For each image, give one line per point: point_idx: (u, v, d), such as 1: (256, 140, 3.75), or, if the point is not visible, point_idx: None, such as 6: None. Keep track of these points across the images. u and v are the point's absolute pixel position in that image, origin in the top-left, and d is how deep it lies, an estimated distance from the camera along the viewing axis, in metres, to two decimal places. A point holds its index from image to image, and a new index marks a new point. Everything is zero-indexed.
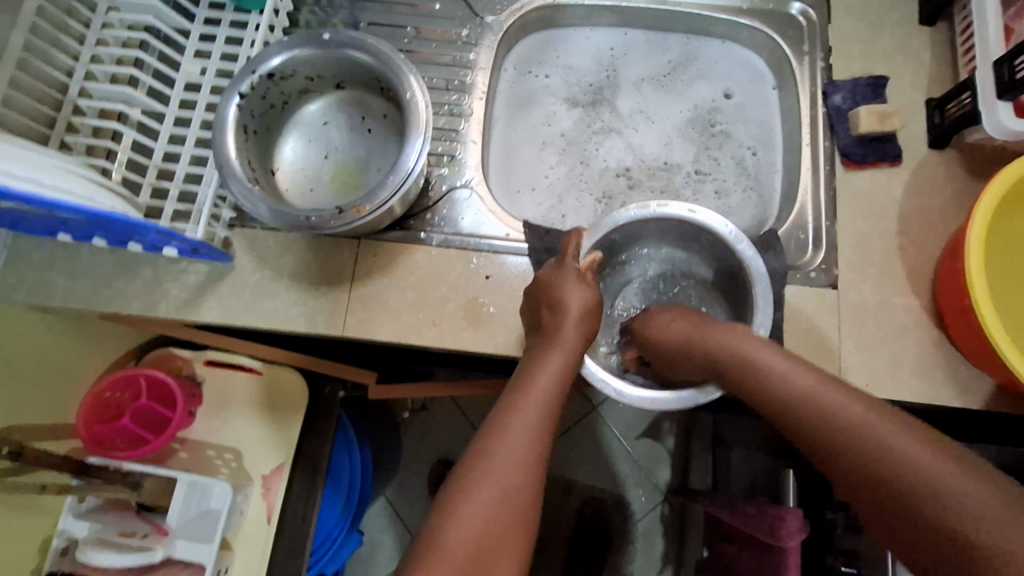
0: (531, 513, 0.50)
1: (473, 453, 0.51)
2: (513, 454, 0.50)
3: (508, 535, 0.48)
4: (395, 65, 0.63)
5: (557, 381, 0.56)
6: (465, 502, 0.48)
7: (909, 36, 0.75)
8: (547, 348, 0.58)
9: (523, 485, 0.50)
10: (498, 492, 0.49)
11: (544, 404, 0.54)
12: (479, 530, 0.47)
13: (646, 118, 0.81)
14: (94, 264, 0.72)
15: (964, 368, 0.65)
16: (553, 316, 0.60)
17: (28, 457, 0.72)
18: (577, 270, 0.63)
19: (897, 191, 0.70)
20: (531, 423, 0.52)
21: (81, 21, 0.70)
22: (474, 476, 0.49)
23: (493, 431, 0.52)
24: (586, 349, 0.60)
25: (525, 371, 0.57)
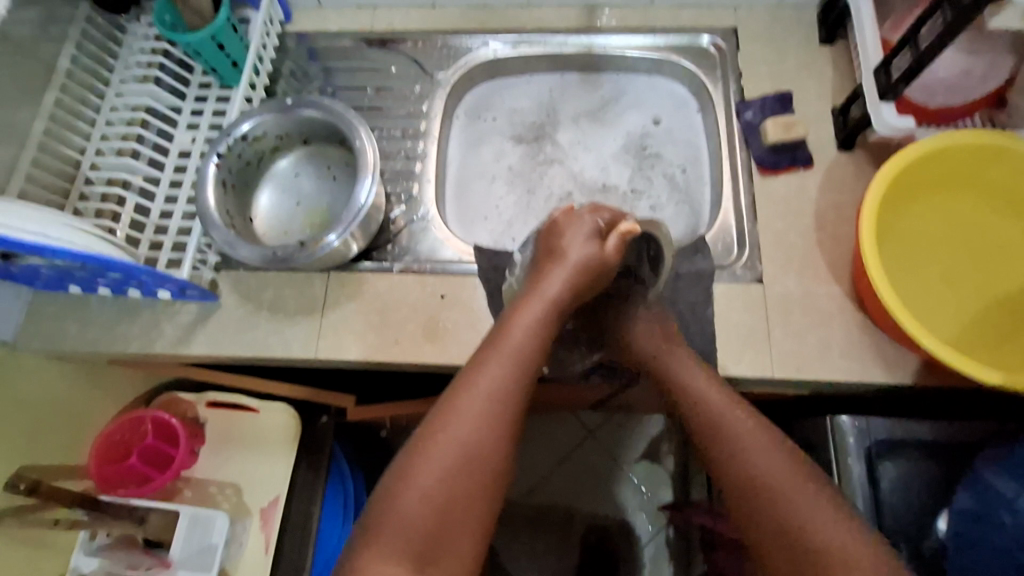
0: (516, 426, 0.58)
1: (469, 370, 0.60)
2: (501, 374, 0.59)
3: (489, 445, 0.57)
4: (348, 119, 0.74)
5: (552, 312, 0.64)
6: (461, 405, 0.58)
7: (811, 54, 0.84)
8: (551, 277, 0.65)
9: (508, 401, 0.58)
10: (487, 406, 0.58)
11: (536, 332, 0.62)
12: (465, 438, 0.56)
13: (584, 148, 0.91)
14: (102, 313, 0.82)
15: (887, 346, 0.70)
16: (555, 257, 0.67)
17: (46, 492, 0.77)
18: (593, 225, 0.68)
19: (811, 191, 0.77)
20: (521, 349, 0.61)
21: (93, 109, 0.83)
22: (465, 392, 0.58)
23: (488, 353, 0.61)
24: (586, 286, 0.66)
25: (526, 303, 0.64)
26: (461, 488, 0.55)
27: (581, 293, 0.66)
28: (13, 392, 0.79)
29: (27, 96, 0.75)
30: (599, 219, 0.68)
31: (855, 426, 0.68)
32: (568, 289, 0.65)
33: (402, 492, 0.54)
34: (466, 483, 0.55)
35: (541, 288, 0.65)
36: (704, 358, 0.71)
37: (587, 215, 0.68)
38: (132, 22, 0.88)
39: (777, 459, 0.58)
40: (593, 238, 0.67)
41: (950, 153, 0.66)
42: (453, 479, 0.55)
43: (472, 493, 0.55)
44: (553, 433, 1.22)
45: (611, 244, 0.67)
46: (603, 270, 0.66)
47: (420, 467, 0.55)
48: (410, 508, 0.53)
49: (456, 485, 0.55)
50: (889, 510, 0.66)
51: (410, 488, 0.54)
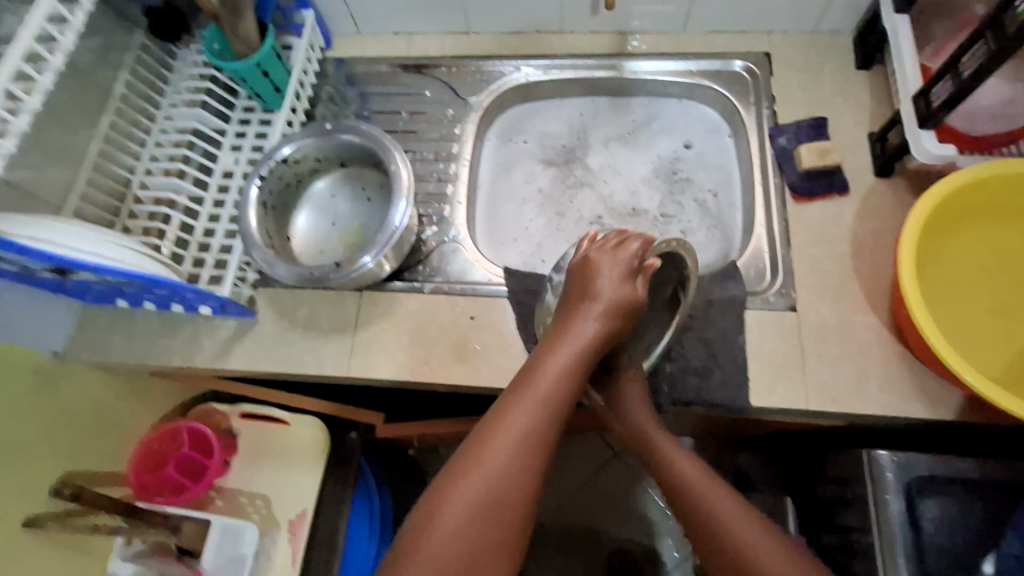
0: (541, 473, 0.57)
1: (499, 412, 0.59)
2: (529, 422, 0.58)
3: (516, 491, 0.55)
4: (384, 144, 0.76)
5: (581, 358, 0.64)
6: (489, 448, 0.57)
7: (847, 79, 0.83)
8: (581, 320, 0.65)
9: (537, 449, 0.57)
10: (517, 448, 0.57)
11: (566, 378, 0.62)
12: (495, 479, 0.55)
13: (615, 171, 0.91)
14: (146, 326, 0.86)
15: (928, 379, 0.68)
16: (586, 299, 0.67)
17: (88, 498, 0.79)
18: (628, 263, 0.68)
19: (847, 218, 0.76)
20: (551, 396, 0.60)
21: (144, 132, 0.88)
22: (495, 432, 0.58)
23: (518, 397, 0.60)
24: (614, 331, 0.66)
25: (557, 346, 0.64)
26: (488, 539, 0.53)
27: (612, 337, 0.66)
28: (63, 400, 0.83)
29: (85, 121, 0.80)
30: (630, 250, 0.69)
31: (894, 461, 0.66)
32: (599, 332, 0.65)
33: (428, 533, 0.53)
34: (492, 529, 0.53)
35: (572, 331, 0.65)
36: (735, 386, 0.70)
37: (623, 251, 0.69)
38: (182, 49, 0.93)
39: (727, 501, 0.59)
40: (627, 279, 0.68)
41: (995, 182, 0.65)
42: (481, 520, 0.53)
43: (500, 542, 0.53)
44: (579, 456, 1.21)
45: (643, 285, 0.68)
46: (631, 308, 0.67)
47: (448, 506, 0.54)
48: (435, 553, 0.52)
49: (485, 531, 0.53)
50: (932, 551, 0.63)
51: (436, 531, 0.53)
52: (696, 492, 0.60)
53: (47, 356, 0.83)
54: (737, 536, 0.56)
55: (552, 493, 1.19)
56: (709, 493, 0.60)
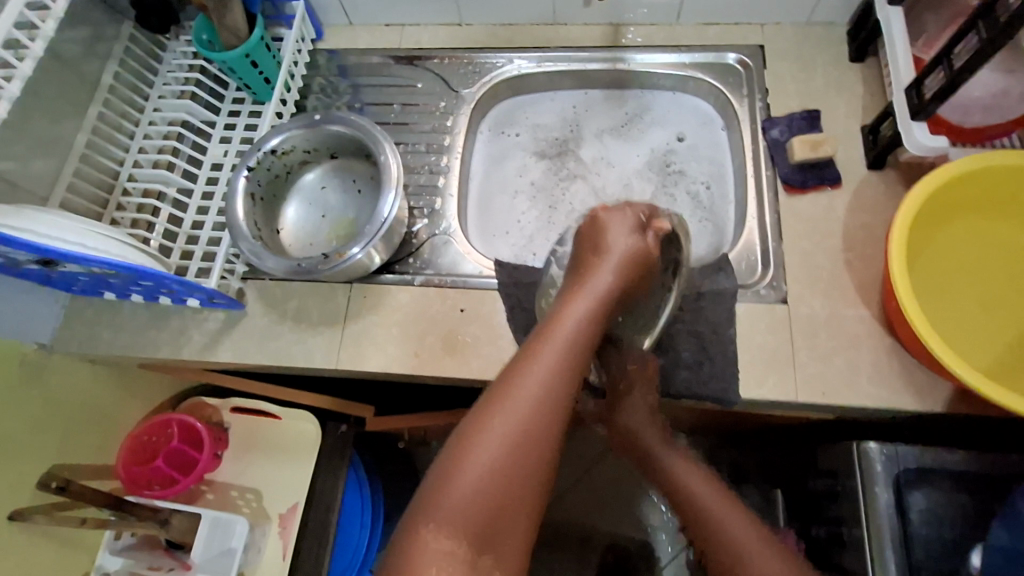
0: (568, 414, 0.56)
1: (523, 355, 0.58)
2: (557, 362, 0.57)
3: (545, 432, 0.54)
4: (373, 135, 0.76)
5: (602, 302, 0.63)
6: (519, 386, 0.55)
7: (841, 71, 0.82)
8: (600, 270, 0.65)
9: (564, 390, 0.56)
10: (543, 388, 0.55)
11: (589, 321, 0.61)
12: (524, 419, 0.53)
13: (607, 163, 0.91)
14: (134, 318, 0.85)
15: (918, 373, 0.67)
16: (601, 250, 0.66)
17: (75, 492, 0.78)
18: (636, 218, 0.69)
19: (839, 211, 0.75)
20: (577, 339, 0.59)
21: (133, 123, 0.87)
22: (520, 374, 0.56)
23: (541, 339, 0.59)
24: (631, 277, 0.65)
25: (577, 293, 0.63)
26: (517, 478, 0.52)
27: (634, 282, 0.66)
28: (51, 393, 0.82)
29: (72, 111, 0.79)
30: (636, 211, 0.70)
31: (884, 454, 0.66)
32: (618, 279, 0.64)
33: (458, 473, 0.51)
34: (520, 468, 0.52)
35: (593, 280, 0.64)
36: (725, 379, 0.69)
37: (630, 209, 0.69)
38: (172, 40, 0.92)
39: (712, 495, 0.65)
40: (637, 232, 0.68)
41: (985, 174, 0.64)
42: (510, 459, 0.52)
43: (528, 481, 0.52)
44: (572, 450, 1.21)
45: (652, 237, 0.68)
46: (648, 258, 0.67)
47: (477, 446, 0.52)
48: (467, 491, 0.50)
49: (515, 469, 0.52)
50: (920, 544, 0.63)
51: (466, 471, 0.51)
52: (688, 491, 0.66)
53: (33, 348, 0.82)
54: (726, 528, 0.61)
55: None
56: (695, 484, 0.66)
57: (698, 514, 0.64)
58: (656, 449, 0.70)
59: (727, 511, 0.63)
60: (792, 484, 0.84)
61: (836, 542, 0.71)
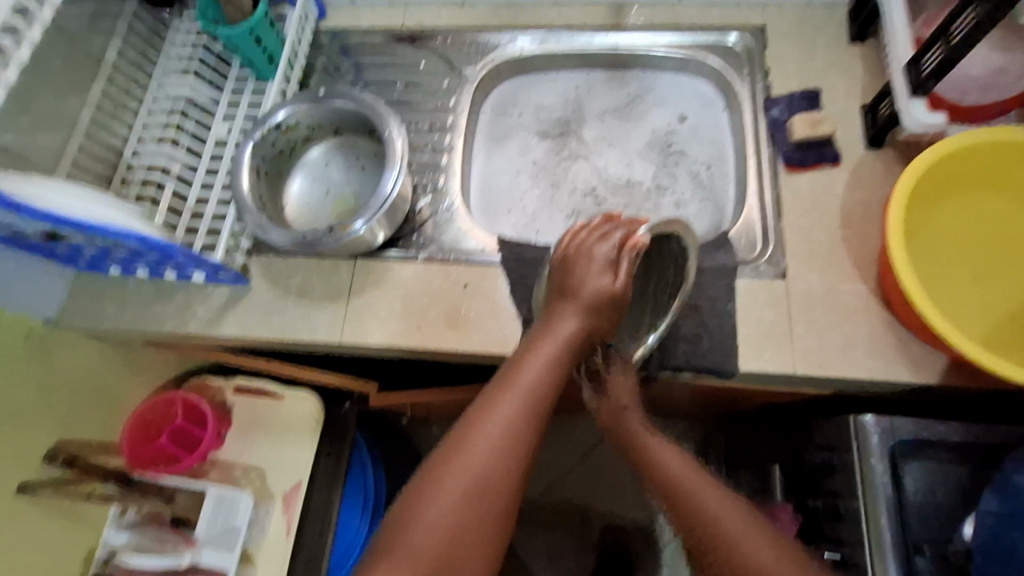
0: (523, 465, 0.59)
1: (475, 413, 0.60)
2: (509, 421, 0.59)
3: (497, 488, 0.56)
4: (377, 110, 0.76)
5: (562, 358, 0.65)
6: (472, 446, 0.58)
7: (841, 52, 0.83)
8: (564, 316, 0.66)
9: (519, 445, 0.59)
10: (498, 442, 0.58)
11: (549, 371, 0.63)
12: (479, 471, 0.56)
13: (608, 143, 0.92)
14: (139, 293, 0.86)
15: (914, 346, 0.69)
16: (569, 294, 0.67)
17: (78, 468, 0.84)
18: (608, 256, 0.68)
19: (838, 188, 0.76)
20: (533, 394, 0.61)
21: (137, 100, 0.88)
22: (477, 428, 0.59)
23: (501, 391, 0.61)
24: (594, 327, 0.67)
25: (539, 343, 0.65)
26: (468, 538, 0.54)
27: (593, 329, 0.68)
28: (56, 367, 0.83)
29: (76, 85, 0.79)
30: (611, 241, 0.69)
31: (879, 426, 0.67)
32: (579, 328, 0.66)
33: (412, 526, 0.54)
34: (471, 524, 0.54)
35: (553, 328, 0.66)
36: (724, 352, 0.71)
37: (600, 244, 0.69)
38: (176, 18, 0.92)
39: (712, 494, 0.61)
40: (606, 272, 0.67)
41: (982, 150, 0.65)
42: (463, 512, 0.54)
43: (478, 540, 0.54)
44: (572, 432, 1.22)
45: (624, 274, 0.67)
46: (612, 305, 0.68)
47: (427, 505, 0.54)
48: (420, 545, 0.53)
49: (468, 522, 0.54)
50: (913, 512, 0.65)
51: (421, 522, 0.54)
52: (672, 473, 0.64)
53: (39, 323, 0.82)
54: (708, 510, 0.59)
55: (545, 469, 1.20)
56: (686, 473, 0.64)
57: (685, 499, 0.61)
58: (641, 433, 0.69)
59: (708, 493, 0.61)
60: (788, 461, 0.85)
61: (832, 514, 0.73)
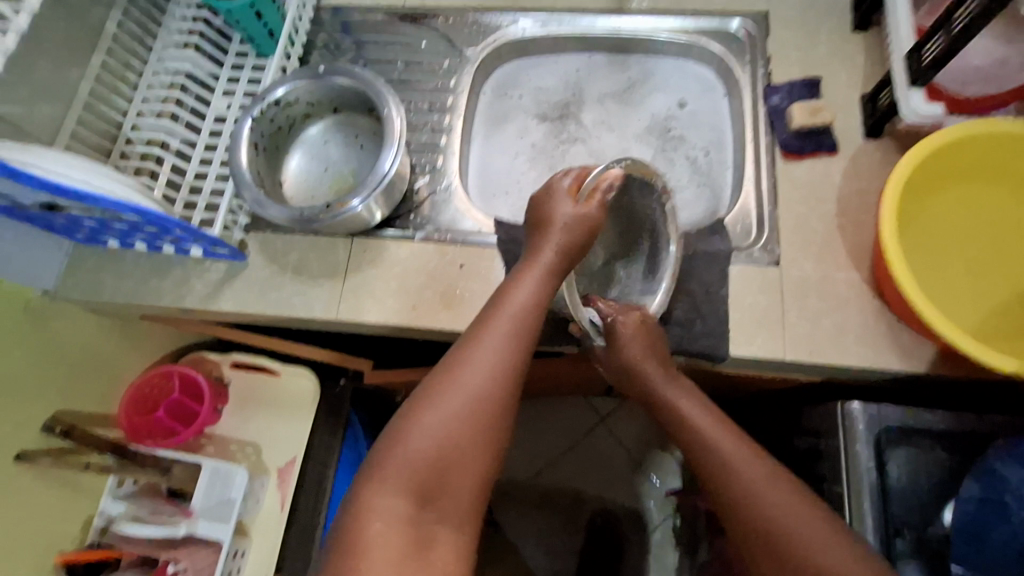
0: (515, 381, 0.59)
1: (466, 336, 0.61)
2: (493, 339, 0.59)
3: (484, 401, 0.57)
4: (376, 88, 0.76)
5: (544, 277, 0.64)
6: (460, 362, 0.58)
7: (844, 40, 0.83)
8: (540, 243, 0.66)
9: (511, 361, 0.59)
10: (490, 358, 0.58)
11: (530, 291, 0.63)
12: (471, 387, 0.57)
13: (608, 127, 0.92)
14: (137, 267, 0.86)
15: (904, 335, 0.69)
16: (541, 224, 0.67)
17: (77, 437, 0.84)
18: (570, 184, 0.69)
19: (835, 177, 0.76)
20: (515, 311, 0.61)
21: (136, 73, 0.87)
22: (470, 347, 0.59)
23: (493, 311, 0.62)
24: (574, 248, 0.66)
25: (526, 266, 0.65)
26: (458, 446, 0.55)
27: (572, 253, 0.66)
28: (56, 340, 0.84)
29: (75, 57, 0.79)
30: (573, 176, 0.69)
31: (866, 413, 0.68)
32: (558, 250, 0.65)
33: (406, 436, 0.55)
34: (461, 433, 0.55)
35: (535, 253, 0.65)
36: (716, 336, 0.71)
37: (560, 177, 0.70)
38: None
39: (747, 457, 0.62)
40: (572, 200, 0.68)
41: (979, 141, 0.66)
42: (455, 425, 0.55)
43: (468, 448, 0.55)
44: (565, 416, 1.23)
45: (592, 203, 0.67)
46: (586, 228, 0.67)
47: (421, 419, 0.55)
48: (411, 459, 0.54)
49: (460, 432, 0.55)
50: (896, 498, 0.66)
51: (413, 433, 0.54)
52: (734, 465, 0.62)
53: (38, 294, 0.83)
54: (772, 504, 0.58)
55: (539, 451, 1.21)
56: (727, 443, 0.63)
57: (714, 463, 0.62)
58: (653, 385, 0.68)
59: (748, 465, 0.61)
60: (777, 447, 0.86)
61: (816, 499, 0.74)
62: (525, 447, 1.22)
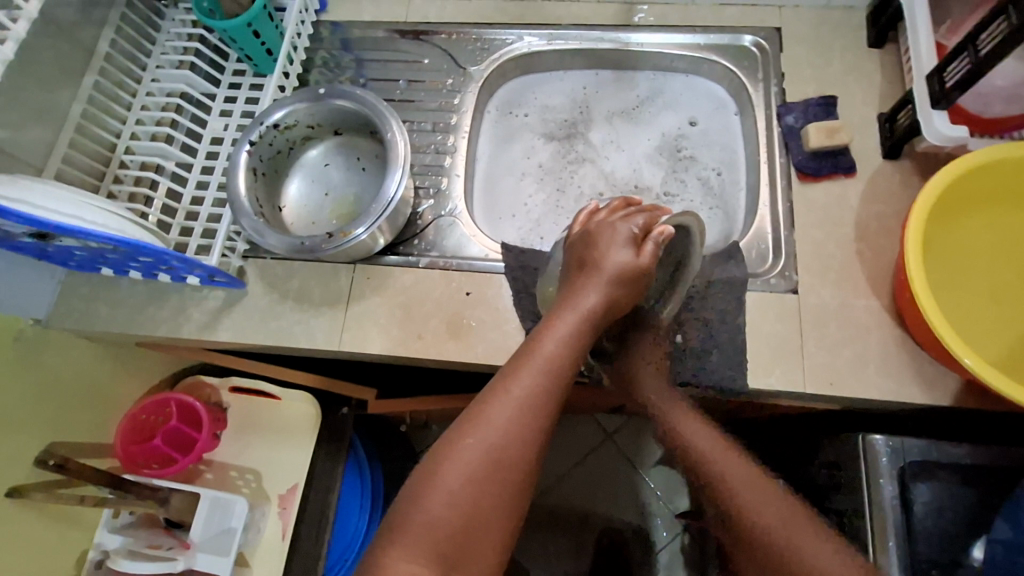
0: (542, 439, 0.56)
1: (496, 380, 0.58)
2: (529, 388, 0.57)
3: (517, 457, 0.54)
4: (379, 111, 0.74)
5: (585, 325, 0.62)
6: (492, 411, 0.56)
7: (859, 57, 0.80)
8: (587, 288, 0.64)
9: (539, 418, 0.56)
10: (519, 413, 0.55)
11: (570, 342, 0.61)
12: (496, 445, 0.54)
13: (616, 147, 0.89)
14: (133, 294, 0.84)
15: (929, 366, 0.67)
16: (590, 268, 0.66)
17: (73, 470, 0.78)
18: (629, 232, 0.67)
19: (853, 200, 0.74)
20: (555, 362, 0.59)
21: (130, 94, 0.85)
22: (496, 399, 0.56)
23: (520, 362, 0.59)
24: (621, 299, 0.65)
25: (562, 315, 0.63)
26: (486, 505, 0.52)
27: (617, 306, 0.65)
28: (49, 371, 0.81)
29: (67, 80, 0.76)
30: (633, 223, 0.68)
31: (889, 445, 0.66)
32: (603, 300, 0.64)
33: (428, 496, 0.52)
34: (490, 490, 0.53)
35: (578, 301, 0.64)
36: (733, 367, 0.69)
37: (623, 222, 0.68)
38: (170, 9, 0.89)
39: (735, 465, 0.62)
40: (628, 246, 0.66)
41: (1004, 165, 0.63)
42: (483, 481, 0.53)
43: (496, 506, 0.53)
44: (570, 435, 1.21)
45: (648, 251, 0.66)
46: (637, 279, 0.66)
47: (446, 471, 0.53)
48: (433, 516, 0.51)
49: (483, 495, 0.52)
50: (922, 536, 0.64)
51: (436, 490, 0.52)
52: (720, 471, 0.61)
53: (28, 324, 0.80)
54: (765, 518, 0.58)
55: (544, 470, 1.19)
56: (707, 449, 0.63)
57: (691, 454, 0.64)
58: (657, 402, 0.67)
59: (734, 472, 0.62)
60: (792, 474, 0.84)
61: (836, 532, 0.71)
62: None
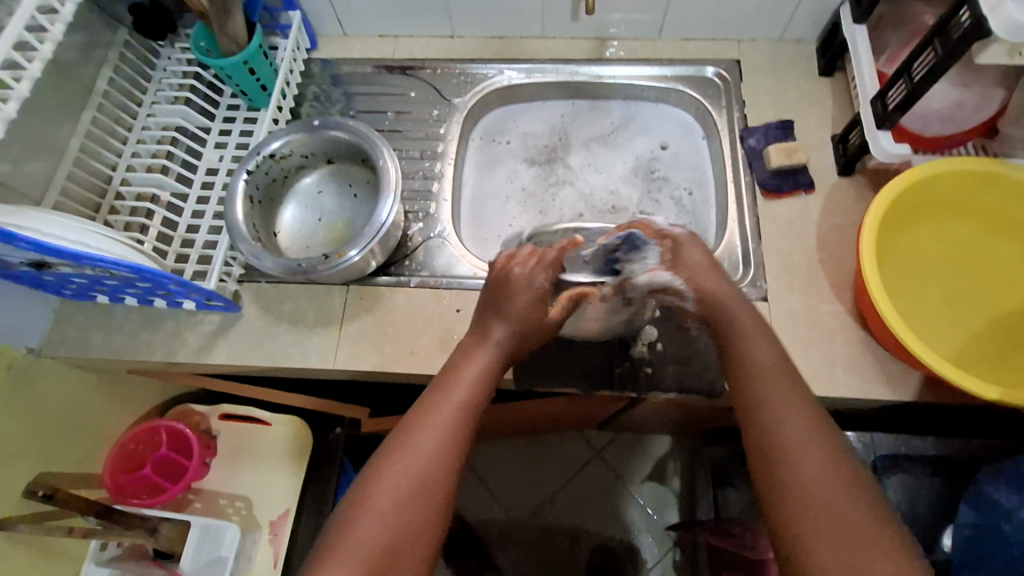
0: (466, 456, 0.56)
1: (420, 405, 0.57)
2: (453, 410, 0.57)
3: (443, 478, 0.53)
4: (371, 140, 0.78)
5: (499, 357, 0.62)
6: (415, 434, 0.55)
7: (811, 84, 0.88)
8: (497, 324, 0.63)
9: (460, 437, 0.55)
10: (443, 435, 0.55)
11: (487, 371, 0.60)
12: (422, 466, 0.53)
13: (594, 170, 0.95)
14: (126, 322, 0.85)
15: (892, 365, 0.72)
16: (501, 315, 0.64)
17: (63, 500, 0.76)
18: (542, 286, 0.65)
19: (812, 214, 0.80)
20: (472, 388, 0.59)
21: (126, 128, 0.88)
22: (417, 426, 0.55)
23: (439, 389, 0.58)
24: (530, 331, 0.64)
25: (476, 345, 0.62)
26: (415, 525, 0.51)
27: (523, 343, 0.65)
28: (43, 399, 0.81)
29: (67, 114, 0.80)
30: (545, 276, 0.65)
31: None
32: (512, 335, 0.63)
33: (358, 516, 0.51)
34: (419, 510, 0.51)
35: (487, 332, 0.63)
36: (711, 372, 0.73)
37: (528, 276, 0.65)
38: (167, 48, 0.94)
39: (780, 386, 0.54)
40: (540, 305, 0.64)
41: (946, 178, 0.70)
42: (410, 500, 0.51)
43: (424, 525, 0.51)
44: (558, 453, 1.22)
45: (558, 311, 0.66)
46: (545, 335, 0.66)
47: (375, 492, 0.52)
48: (364, 534, 0.50)
49: (414, 513, 0.51)
50: None
51: (364, 514, 0.50)
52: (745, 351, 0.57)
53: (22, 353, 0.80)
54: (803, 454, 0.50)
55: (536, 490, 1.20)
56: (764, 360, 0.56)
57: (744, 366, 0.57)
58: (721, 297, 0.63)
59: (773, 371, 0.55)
60: None
61: None
62: (520, 484, 1.20)
